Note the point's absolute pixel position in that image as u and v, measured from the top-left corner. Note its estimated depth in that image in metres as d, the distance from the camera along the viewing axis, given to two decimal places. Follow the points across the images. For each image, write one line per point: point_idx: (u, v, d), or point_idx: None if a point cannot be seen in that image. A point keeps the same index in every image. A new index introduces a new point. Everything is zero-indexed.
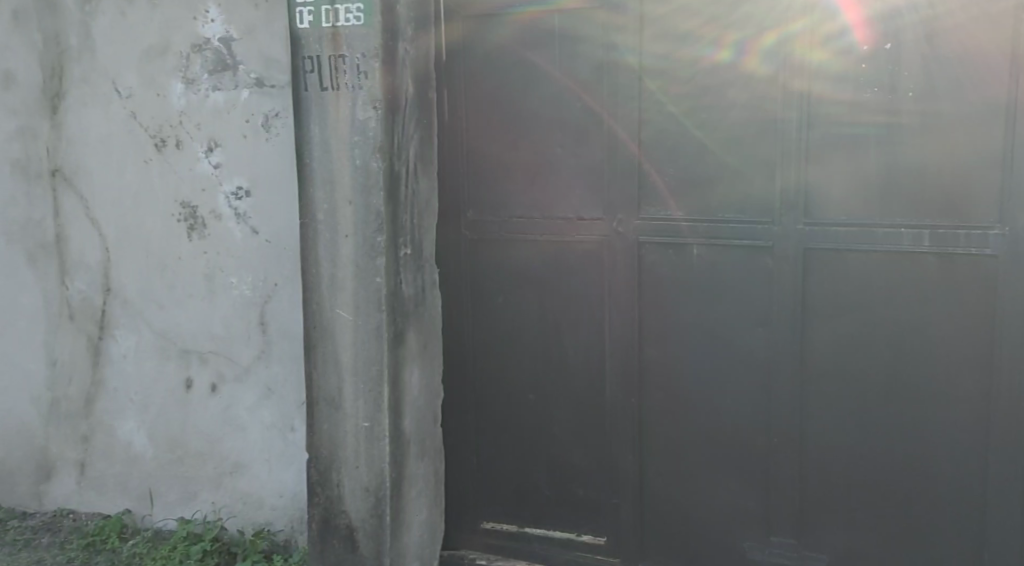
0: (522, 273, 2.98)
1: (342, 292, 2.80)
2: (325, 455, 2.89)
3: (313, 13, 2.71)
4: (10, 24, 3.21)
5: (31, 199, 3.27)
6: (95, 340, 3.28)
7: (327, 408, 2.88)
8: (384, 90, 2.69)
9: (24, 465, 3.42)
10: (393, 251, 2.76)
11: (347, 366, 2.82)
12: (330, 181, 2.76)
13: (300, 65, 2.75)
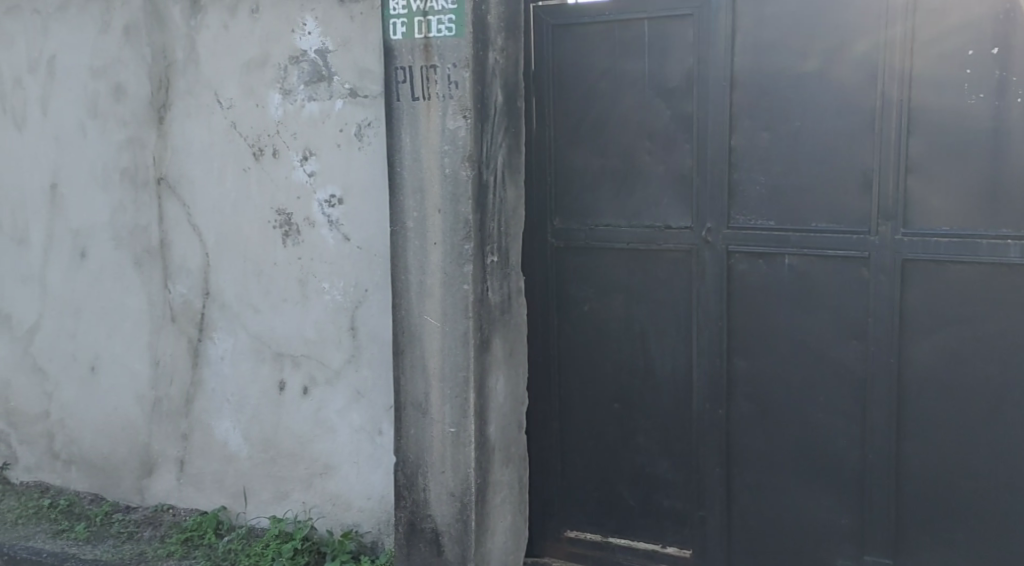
0: (609, 281, 2.96)
1: (429, 298, 2.83)
2: (412, 458, 2.93)
3: (406, 25, 2.77)
4: (121, 39, 3.36)
5: (139, 206, 3.42)
6: (196, 341, 3.40)
7: (414, 412, 2.91)
8: (472, 98, 2.71)
9: (129, 460, 3.57)
10: (480, 258, 2.78)
11: (434, 372, 2.85)
12: (419, 189, 2.80)
13: (393, 75, 2.80)
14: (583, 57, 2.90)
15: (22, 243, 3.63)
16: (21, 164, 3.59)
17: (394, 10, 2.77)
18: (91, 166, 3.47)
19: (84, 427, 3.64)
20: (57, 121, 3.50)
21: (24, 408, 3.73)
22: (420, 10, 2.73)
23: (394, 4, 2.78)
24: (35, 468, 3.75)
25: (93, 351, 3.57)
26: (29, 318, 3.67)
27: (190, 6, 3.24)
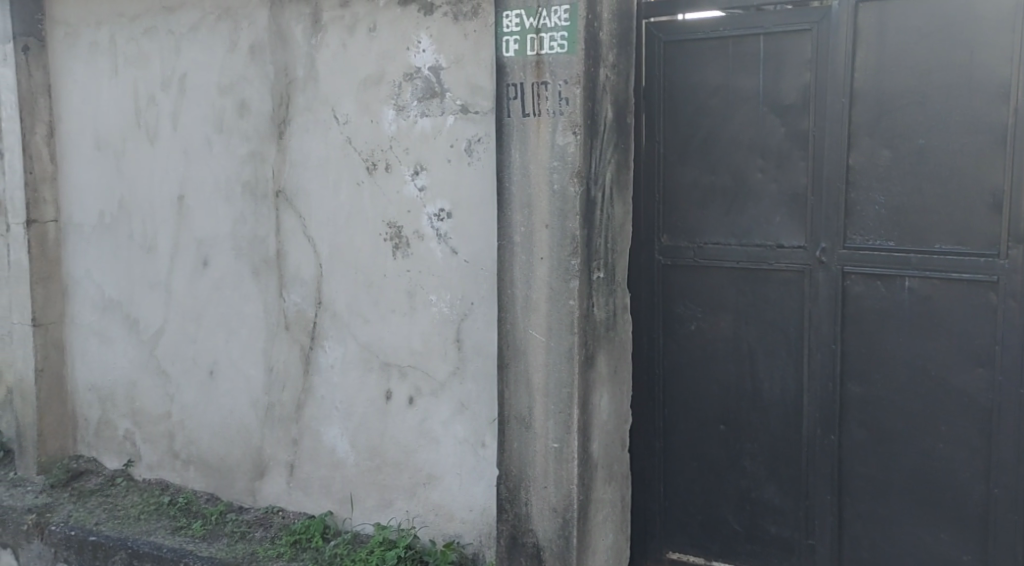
0: (717, 300, 2.93)
1: (535, 313, 2.85)
2: (515, 472, 2.95)
3: (519, 42, 2.80)
4: (246, 57, 3.50)
5: (258, 218, 3.55)
6: (307, 349, 3.50)
7: (518, 426, 2.93)
8: (583, 114, 2.72)
9: (242, 462, 3.69)
10: (587, 274, 2.78)
11: (538, 387, 2.86)
12: (527, 205, 2.82)
13: (504, 92, 2.83)
14: (695, 74, 2.88)
15: (150, 251, 3.81)
16: (151, 176, 3.77)
17: (507, 28, 2.82)
18: (215, 179, 3.62)
19: (202, 429, 3.78)
20: (185, 136, 3.66)
21: (147, 408, 3.90)
22: (533, 27, 2.76)
23: (508, 21, 2.82)
24: (156, 466, 3.91)
25: (212, 357, 3.71)
26: (154, 322, 3.84)
27: (312, 25, 3.35)
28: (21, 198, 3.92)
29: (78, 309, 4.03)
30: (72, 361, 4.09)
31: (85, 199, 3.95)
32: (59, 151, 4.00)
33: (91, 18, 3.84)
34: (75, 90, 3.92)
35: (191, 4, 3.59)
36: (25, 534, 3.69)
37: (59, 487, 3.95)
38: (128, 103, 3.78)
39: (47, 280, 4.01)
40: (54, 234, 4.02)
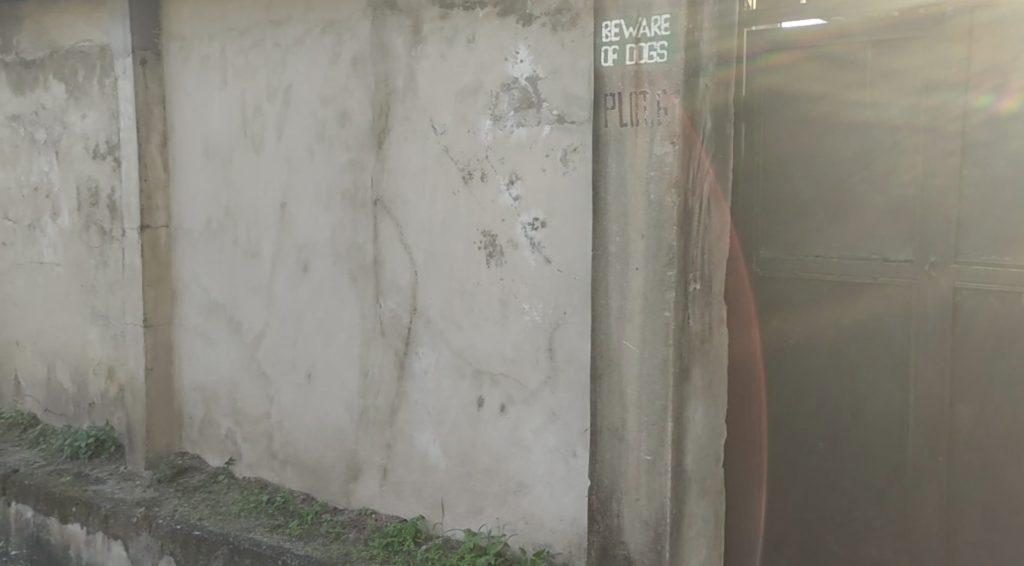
0: (817, 314, 2.86)
1: (630, 324, 2.84)
2: (606, 483, 2.93)
3: (618, 52, 2.80)
4: (348, 68, 3.58)
5: (357, 225, 3.62)
6: (401, 355, 3.55)
7: (610, 437, 2.91)
8: (681, 124, 2.69)
9: (337, 464, 3.76)
10: (683, 285, 2.75)
11: (632, 398, 2.85)
12: (624, 215, 2.82)
13: (602, 102, 2.84)
14: (798, 84, 2.82)
15: (253, 256, 3.92)
16: (256, 184, 3.88)
17: (606, 38, 2.81)
18: (316, 187, 3.71)
19: (299, 430, 3.87)
20: (289, 145, 3.76)
21: (248, 409, 4.02)
22: (633, 37, 2.76)
23: (607, 31, 2.81)
24: (255, 465, 4.02)
25: (310, 360, 3.80)
26: (255, 325, 3.95)
27: (412, 37, 3.41)
28: (136, 204, 4.09)
29: (185, 311, 4.18)
30: (178, 361, 4.24)
31: (193, 205, 4.09)
32: (171, 159, 4.15)
33: (202, 32, 3.98)
34: (187, 101, 4.06)
35: (297, 17, 3.69)
36: (134, 526, 3.81)
37: (165, 483, 4.09)
38: (236, 113, 3.91)
39: (158, 282, 4.16)
40: (165, 239, 4.18)
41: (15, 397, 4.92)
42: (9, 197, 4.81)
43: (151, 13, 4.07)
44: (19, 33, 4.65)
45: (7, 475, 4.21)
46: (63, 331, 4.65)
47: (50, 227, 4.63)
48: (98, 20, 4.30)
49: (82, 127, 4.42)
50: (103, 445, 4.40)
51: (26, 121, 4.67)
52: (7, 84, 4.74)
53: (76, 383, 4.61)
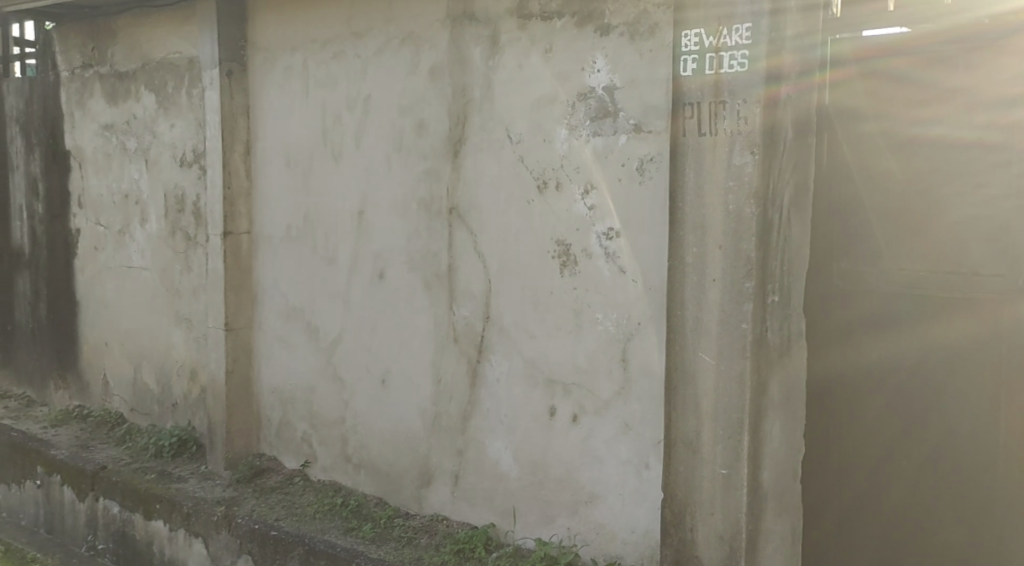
0: (899, 329, 2.81)
1: (706, 335, 2.81)
2: (680, 497, 2.90)
3: (697, 61, 2.78)
4: (426, 79, 3.63)
5: (432, 233, 3.66)
6: (474, 362, 3.57)
7: (684, 450, 2.88)
8: (762, 133, 2.66)
9: (410, 469, 3.81)
10: (761, 297, 2.71)
11: (707, 411, 2.83)
12: (701, 226, 2.80)
13: (681, 111, 2.81)
14: (877, 96, 2.80)
15: (331, 263, 4.00)
16: (335, 192, 3.96)
17: (686, 47, 2.79)
18: (393, 196, 3.76)
19: (373, 435, 3.92)
20: (368, 154, 3.83)
21: (324, 412, 4.09)
22: (712, 47, 2.74)
23: (686, 41, 2.80)
24: (330, 468, 4.09)
25: (385, 366, 3.85)
26: (331, 331, 4.03)
27: (489, 47, 3.44)
28: (220, 211, 4.21)
29: (264, 316, 4.28)
30: (257, 365, 4.34)
31: (274, 212, 4.19)
32: (253, 167, 4.26)
33: (285, 43, 4.08)
34: (270, 110, 4.17)
35: (378, 29, 3.76)
36: (214, 525, 3.91)
37: (243, 483, 4.19)
38: (317, 122, 3.99)
39: (239, 287, 4.27)
40: (247, 245, 4.29)
41: (103, 396, 5.10)
42: (101, 203, 4.99)
43: (238, 26, 4.19)
44: (113, 45, 4.84)
45: (95, 471, 4.36)
46: (149, 333, 4.80)
47: (139, 232, 4.80)
48: (188, 33, 4.45)
49: (170, 136, 4.57)
50: (185, 445, 4.53)
51: (118, 131, 4.85)
52: (101, 94, 4.93)
53: (161, 383, 4.76)
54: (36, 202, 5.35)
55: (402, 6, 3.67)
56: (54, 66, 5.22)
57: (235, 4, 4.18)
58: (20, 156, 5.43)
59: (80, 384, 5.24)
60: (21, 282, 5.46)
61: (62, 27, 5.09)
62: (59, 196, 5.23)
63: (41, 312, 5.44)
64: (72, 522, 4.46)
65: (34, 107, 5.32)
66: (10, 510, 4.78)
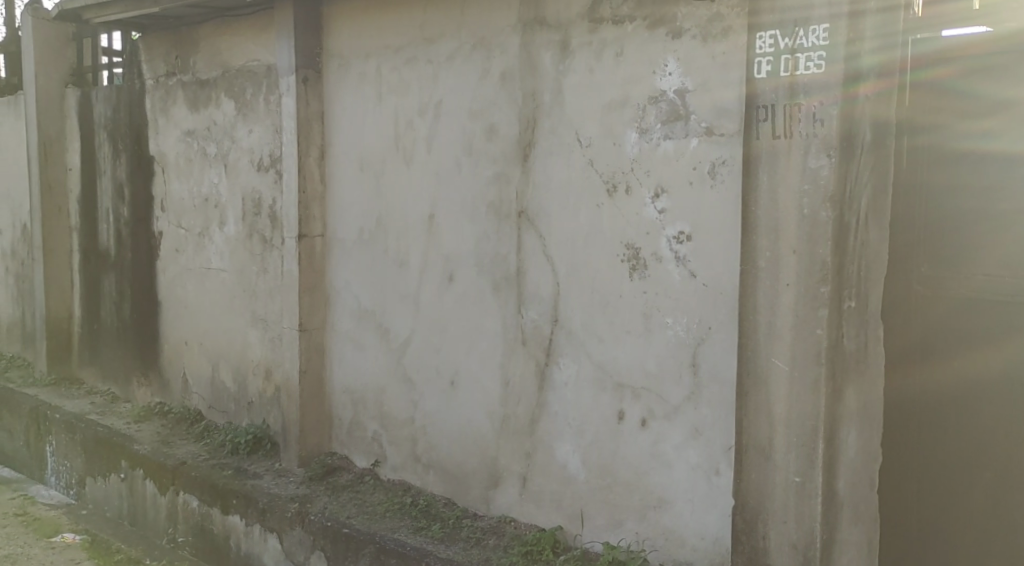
0: (963, 338, 2.78)
1: (779, 341, 2.77)
2: (751, 504, 2.86)
3: (772, 63, 2.75)
4: (497, 83, 3.66)
5: (501, 236, 3.69)
6: (543, 365, 3.59)
7: (756, 456, 2.85)
8: (838, 136, 2.62)
9: (478, 471, 3.84)
10: (837, 303, 2.67)
11: (780, 418, 2.78)
12: (775, 230, 2.76)
13: (754, 114, 2.79)
14: (944, 99, 2.77)
15: (403, 266, 4.06)
16: (407, 195, 4.01)
17: (760, 49, 2.77)
18: (464, 200, 3.80)
19: (442, 436, 3.97)
20: (439, 158, 3.87)
21: (394, 413, 4.15)
22: (788, 48, 2.71)
23: (761, 43, 2.77)
24: (400, 468, 4.15)
25: (454, 368, 3.89)
26: (402, 332, 4.09)
27: (560, 51, 3.46)
28: (295, 214, 4.31)
29: (337, 317, 4.36)
30: (330, 365, 4.42)
31: (348, 215, 4.27)
32: (328, 172, 4.35)
33: (360, 50, 4.16)
34: (344, 116, 4.25)
35: (450, 34, 3.81)
36: (288, 521, 4.00)
37: (316, 481, 4.27)
38: (390, 127, 4.06)
39: (313, 289, 4.37)
40: (321, 248, 4.38)
41: (183, 393, 5.26)
42: (182, 206, 5.15)
43: (315, 34, 4.29)
44: (196, 54, 4.99)
45: (175, 466, 4.50)
46: (227, 333, 4.94)
47: (218, 235, 4.94)
48: (266, 41, 4.57)
49: (248, 141, 4.70)
50: (260, 442, 4.64)
51: (199, 136, 5.00)
52: (183, 101, 5.09)
53: (237, 381, 4.89)
54: (122, 205, 5.56)
55: (474, 12, 3.72)
56: (140, 74, 5.41)
57: (312, 12, 4.28)
58: (108, 161, 5.65)
59: (161, 381, 5.41)
60: (110, 284, 5.72)
61: (147, 37, 5.27)
62: (143, 200, 5.42)
63: (124, 311, 5.64)
64: (153, 515, 4.61)
65: (120, 114, 5.52)
66: (95, 502, 4.96)
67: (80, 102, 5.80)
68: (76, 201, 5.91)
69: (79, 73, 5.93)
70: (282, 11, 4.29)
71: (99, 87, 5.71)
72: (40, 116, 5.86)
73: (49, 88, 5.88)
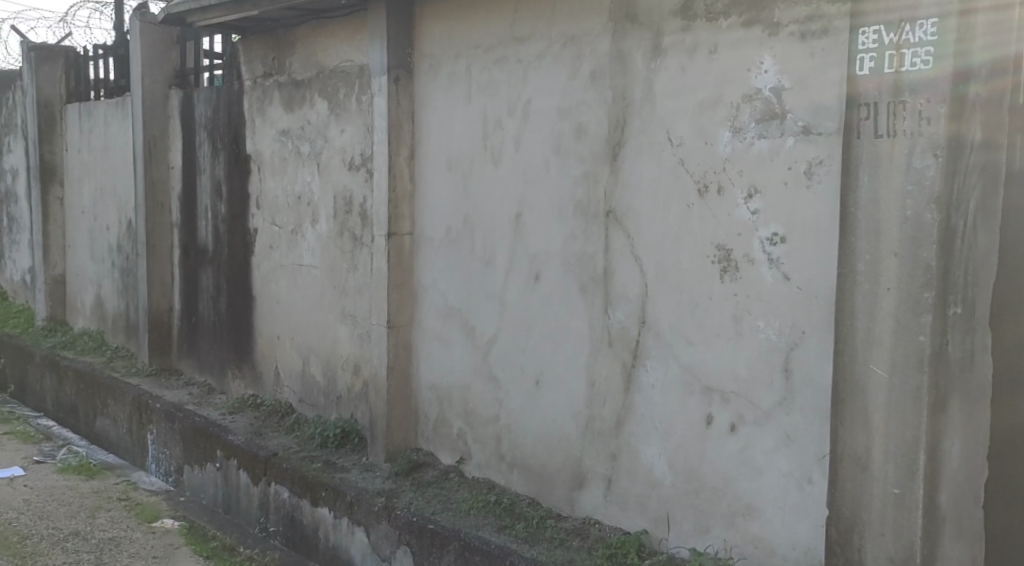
0: None
1: (878, 346, 2.68)
2: (846, 515, 2.77)
3: (875, 59, 2.67)
4: (587, 82, 3.64)
5: (589, 236, 3.67)
6: (629, 367, 3.55)
7: (852, 466, 2.76)
8: (946, 135, 2.52)
9: (562, 471, 3.83)
10: (942, 308, 2.57)
11: (879, 426, 2.69)
12: (875, 232, 2.67)
13: (855, 113, 2.70)
14: None
15: (489, 264, 4.07)
16: (494, 194, 4.03)
17: (863, 45, 2.69)
18: (551, 199, 3.79)
19: (526, 435, 3.97)
20: (527, 157, 3.87)
21: (479, 410, 4.17)
22: (893, 43, 2.62)
23: (864, 39, 2.69)
24: (484, 465, 4.17)
25: (539, 367, 3.89)
26: (488, 331, 4.10)
27: (652, 50, 3.41)
28: (384, 212, 4.37)
29: (424, 314, 4.40)
30: (416, 362, 4.47)
31: (435, 214, 4.31)
32: (417, 171, 4.40)
33: (450, 50, 4.19)
34: (434, 115, 4.29)
35: (540, 34, 3.80)
36: (375, 515, 4.06)
37: (401, 476, 4.33)
38: (478, 126, 4.08)
39: (401, 286, 4.42)
40: (409, 246, 4.43)
41: (274, 386, 5.39)
42: (276, 204, 5.28)
43: (406, 35, 4.34)
44: (291, 55, 5.11)
45: (267, 457, 4.61)
46: (317, 328, 5.05)
47: (310, 232, 5.05)
48: (359, 42, 4.65)
49: (341, 140, 4.79)
50: (347, 437, 4.73)
51: (293, 136, 5.12)
52: (279, 102, 5.22)
53: (327, 376, 4.99)
54: (220, 202, 5.74)
55: (564, 11, 3.70)
56: (239, 75, 5.57)
57: (405, 13, 4.33)
58: (207, 160, 5.83)
59: (254, 374, 5.56)
60: (207, 279, 5.91)
61: (246, 39, 5.42)
62: (239, 197, 5.58)
63: (221, 306, 5.82)
64: (246, 504, 4.74)
65: (220, 114, 5.69)
66: (192, 490, 5.12)
67: (183, 104, 6.01)
68: (178, 199, 6.12)
69: (182, 75, 6.14)
70: (375, 12, 4.35)
71: (201, 89, 5.91)
72: (145, 116, 6.09)
73: (154, 90, 6.11)
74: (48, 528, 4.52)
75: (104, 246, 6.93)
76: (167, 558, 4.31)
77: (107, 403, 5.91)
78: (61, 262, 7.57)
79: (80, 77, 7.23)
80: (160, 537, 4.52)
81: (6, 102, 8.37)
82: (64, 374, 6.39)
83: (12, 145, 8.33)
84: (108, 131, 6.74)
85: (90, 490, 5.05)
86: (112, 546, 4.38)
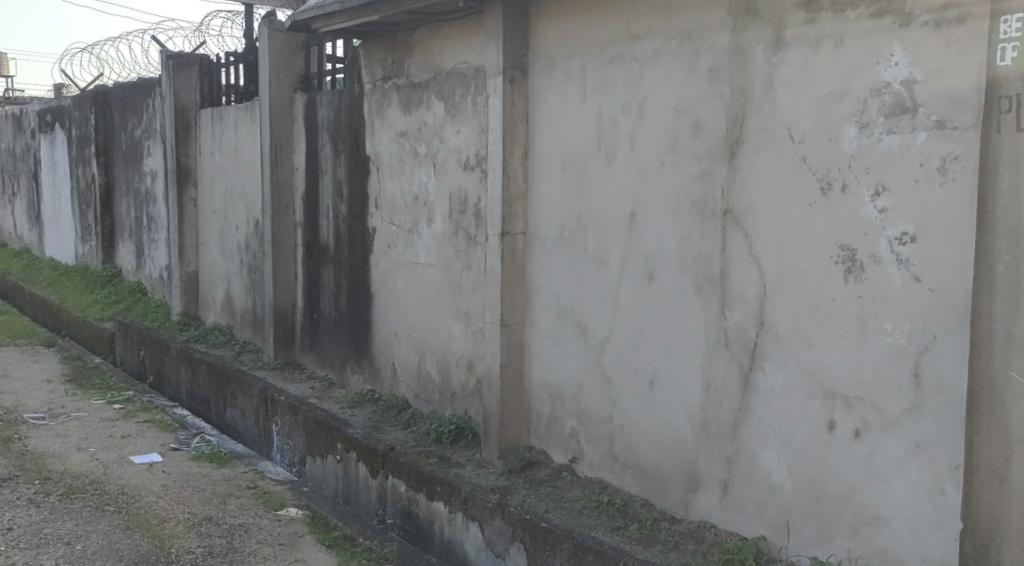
0: None
1: (1018, 352, 2.55)
2: (982, 528, 2.65)
3: (1018, 49, 2.54)
4: (705, 79, 3.58)
5: (705, 235, 3.61)
6: (747, 370, 3.48)
7: (988, 477, 2.64)
8: None
9: (677, 474, 3.78)
10: None
11: (1019, 436, 2.56)
12: (1017, 232, 2.54)
13: (995, 105, 2.58)
14: None
15: (602, 264, 4.05)
16: (608, 193, 4.01)
17: (1004, 34, 2.56)
18: (666, 198, 3.75)
19: (640, 436, 3.94)
20: (642, 156, 3.84)
21: (592, 410, 4.16)
22: None
23: (1006, 27, 2.57)
24: (597, 466, 4.16)
25: (653, 368, 3.85)
26: (601, 331, 4.09)
27: (774, 44, 3.33)
28: (499, 211, 4.41)
29: (537, 313, 4.42)
30: (530, 360, 4.50)
31: (549, 213, 4.32)
32: (531, 170, 4.42)
33: (566, 49, 4.19)
34: (548, 115, 4.30)
35: (657, 30, 3.76)
36: (489, 511, 4.09)
37: (515, 473, 4.36)
38: (593, 125, 4.07)
39: (515, 285, 4.45)
40: (522, 245, 4.46)
41: (391, 381, 5.51)
42: (394, 204, 5.40)
43: (522, 36, 4.37)
44: (410, 58, 5.21)
45: (386, 451, 4.72)
46: (433, 325, 5.13)
47: (426, 231, 5.14)
48: (475, 44, 4.70)
49: (456, 141, 4.86)
50: (462, 433, 4.79)
51: (411, 137, 5.22)
52: (397, 104, 5.33)
53: (442, 373, 5.07)
54: (341, 203, 5.90)
55: (682, 6, 3.65)
56: (360, 79, 5.71)
57: (521, 14, 4.36)
58: (329, 161, 6.01)
59: (372, 369, 5.70)
60: (329, 277, 6.09)
61: (366, 43, 5.56)
62: (359, 198, 5.72)
63: (341, 303, 5.98)
64: (365, 496, 4.86)
65: (341, 117, 5.86)
66: (314, 481, 5.28)
67: (307, 107, 6.21)
68: (301, 200, 6.33)
69: (306, 79, 6.34)
70: (493, 13, 4.39)
71: (323, 93, 6.09)
72: (272, 120, 6.32)
73: (280, 94, 6.33)
74: (183, 513, 4.74)
75: (234, 245, 7.23)
76: (291, 545, 4.46)
77: (236, 395, 6.16)
78: (194, 260, 7.92)
79: (212, 84, 7.56)
80: (285, 525, 4.68)
81: (145, 109, 8.82)
82: (196, 367, 6.69)
83: (151, 149, 8.77)
84: (238, 134, 7.03)
85: (220, 478, 5.26)
86: (242, 532, 4.56)
